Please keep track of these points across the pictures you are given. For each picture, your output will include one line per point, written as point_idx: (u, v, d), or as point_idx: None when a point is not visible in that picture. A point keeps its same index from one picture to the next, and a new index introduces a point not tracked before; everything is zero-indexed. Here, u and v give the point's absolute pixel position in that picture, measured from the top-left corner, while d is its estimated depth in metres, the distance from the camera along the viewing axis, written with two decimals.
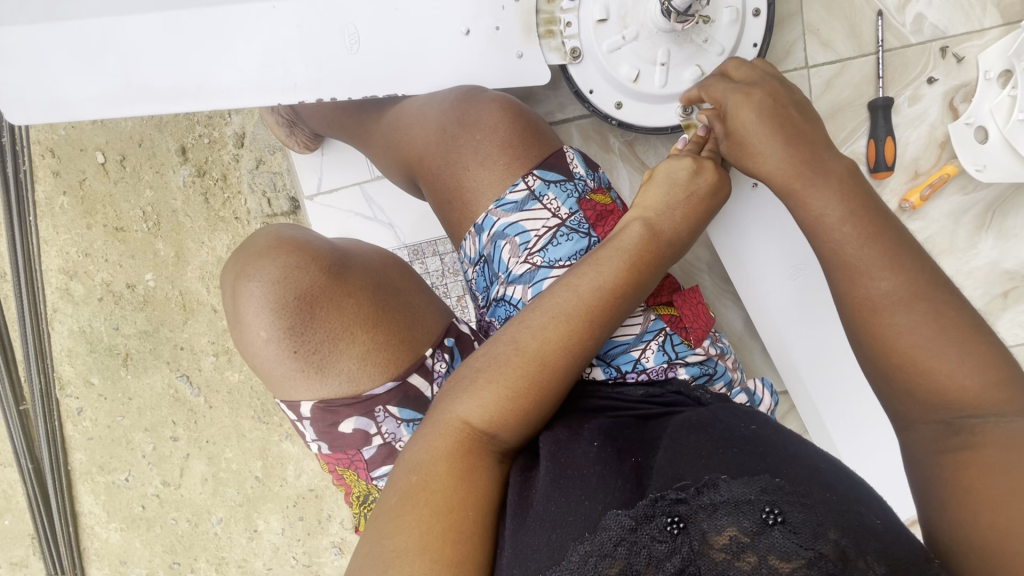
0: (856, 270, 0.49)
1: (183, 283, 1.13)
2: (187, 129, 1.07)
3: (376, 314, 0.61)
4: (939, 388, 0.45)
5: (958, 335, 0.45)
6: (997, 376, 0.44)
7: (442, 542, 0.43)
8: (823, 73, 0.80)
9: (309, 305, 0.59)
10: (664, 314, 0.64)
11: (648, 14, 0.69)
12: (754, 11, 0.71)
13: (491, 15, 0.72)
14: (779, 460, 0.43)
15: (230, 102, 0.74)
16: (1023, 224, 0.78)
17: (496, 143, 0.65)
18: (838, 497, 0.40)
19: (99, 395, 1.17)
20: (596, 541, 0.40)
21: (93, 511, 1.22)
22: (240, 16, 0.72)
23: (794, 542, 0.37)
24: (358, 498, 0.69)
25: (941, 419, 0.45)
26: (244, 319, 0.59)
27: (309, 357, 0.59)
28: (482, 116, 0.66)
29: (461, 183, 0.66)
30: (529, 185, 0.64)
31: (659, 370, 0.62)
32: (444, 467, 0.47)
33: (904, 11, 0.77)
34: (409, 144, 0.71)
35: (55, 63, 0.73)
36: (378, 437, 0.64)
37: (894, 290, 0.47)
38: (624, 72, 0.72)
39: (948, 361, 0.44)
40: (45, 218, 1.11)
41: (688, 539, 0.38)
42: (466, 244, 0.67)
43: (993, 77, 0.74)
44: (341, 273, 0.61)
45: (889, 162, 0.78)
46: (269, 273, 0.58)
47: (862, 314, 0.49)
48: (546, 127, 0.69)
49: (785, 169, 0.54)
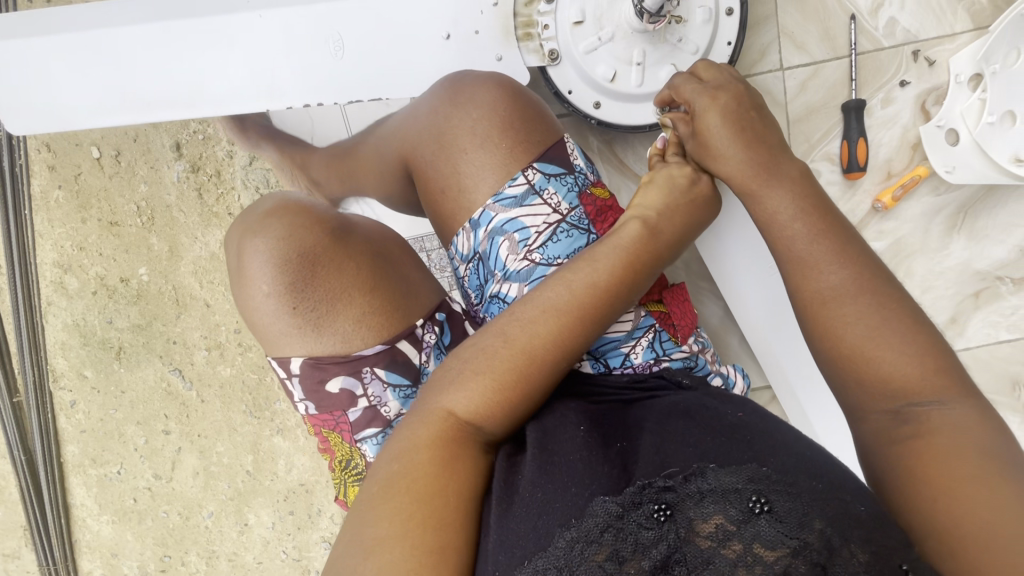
0: (805, 266, 0.50)
1: (176, 278, 1.14)
2: (182, 126, 1.09)
3: (374, 279, 0.62)
4: (884, 377, 0.47)
5: (901, 324, 0.47)
6: (935, 363, 0.46)
7: (422, 531, 0.43)
8: (798, 75, 0.81)
9: (310, 265, 0.59)
10: (653, 312, 0.65)
11: (623, 16, 0.71)
12: (727, 10, 0.73)
13: (470, 19, 0.73)
14: (766, 449, 0.45)
15: (217, 110, 0.77)
16: (994, 225, 0.80)
17: (497, 126, 0.60)
18: (823, 486, 0.42)
19: (92, 388, 1.19)
20: (583, 528, 0.41)
21: (84, 503, 1.23)
22: (228, 25, 0.73)
23: (779, 530, 0.39)
24: (341, 462, 0.68)
25: (892, 409, 0.47)
26: (246, 274, 0.60)
27: (306, 314, 0.59)
28: (478, 95, 0.61)
29: (458, 169, 0.60)
30: (529, 180, 0.59)
31: (645, 366, 0.63)
32: (426, 454, 0.47)
33: (876, 15, 0.79)
34: (404, 138, 0.67)
35: (48, 71, 0.75)
36: (364, 399, 0.63)
37: (841, 283, 0.49)
38: (601, 71, 0.74)
39: (892, 352, 0.47)
40: (40, 212, 1.12)
41: (675, 526, 0.40)
42: (459, 241, 0.62)
43: (964, 80, 0.76)
44: (342, 238, 0.62)
45: (862, 163, 0.79)
46: (275, 231, 0.59)
47: (811, 307, 0.50)
48: (550, 116, 0.64)
49: (748, 173, 0.54)
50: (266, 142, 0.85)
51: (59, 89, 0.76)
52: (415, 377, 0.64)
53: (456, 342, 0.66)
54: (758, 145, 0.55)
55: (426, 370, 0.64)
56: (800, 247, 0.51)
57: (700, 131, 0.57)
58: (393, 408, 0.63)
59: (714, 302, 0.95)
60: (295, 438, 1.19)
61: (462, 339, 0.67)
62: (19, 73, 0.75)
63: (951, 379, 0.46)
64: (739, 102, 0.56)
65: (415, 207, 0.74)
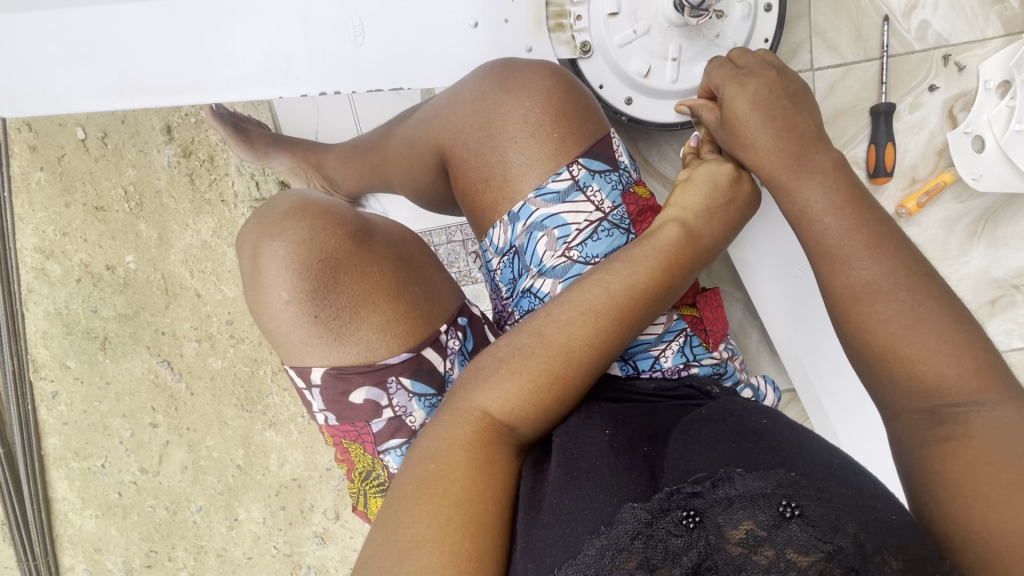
0: (837, 260, 0.49)
1: (165, 266, 1.09)
2: (173, 109, 1.04)
3: (398, 283, 0.58)
4: (918, 375, 0.44)
5: (937, 322, 0.45)
6: (975, 365, 0.43)
7: (462, 535, 0.41)
8: (827, 76, 0.80)
9: (332, 270, 0.55)
10: (686, 315, 0.62)
11: (660, 8, 0.68)
12: (766, 6, 0.71)
13: (499, 7, 0.70)
14: (795, 453, 0.42)
15: (226, 96, 0.72)
16: (1013, 234, 0.80)
17: (545, 112, 0.57)
18: (855, 492, 0.39)
19: (76, 379, 1.14)
20: (612, 535, 0.39)
21: (67, 497, 1.18)
22: (241, 6, 0.70)
23: (812, 535, 0.36)
24: (360, 472, 0.66)
25: (924, 408, 0.44)
26: (264, 279, 0.56)
27: (329, 323, 0.56)
28: (531, 81, 0.58)
29: (504, 159, 0.57)
30: (573, 175, 0.56)
31: (675, 370, 0.60)
32: (463, 457, 0.45)
33: (909, 18, 0.78)
34: (441, 126, 0.62)
35: (39, 50, 0.70)
36: (388, 410, 0.59)
37: (875, 279, 0.47)
38: (635, 66, 0.71)
39: (926, 350, 0.44)
40: (20, 194, 1.07)
41: (704, 533, 0.38)
42: (494, 233, 0.59)
43: (993, 87, 0.75)
44: (365, 240, 0.58)
45: (889, 168, 0.78)
46: (295, 233, 0.56)
47: (843, 304, 0.48)
48: (596, 105, 0.60)
49: (778, 164, 0.52)
50: (276, 150, 0.89)
51: (50, 77, 0.72)
52: (441, 385, 0.61)
53: (479, 348, 0.64)
54: (791, 134, 0.52)
55: (452, 377, 0.61)
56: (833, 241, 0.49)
57: (729, 119, 0.55)
58: (418, 419, 0.61)
59: (738, 302, 0.94)
60: (289, 433, 1.16)
61: (484, 344, 0.65)
62: (8, 50, 0.70)
63: (992, 378, 0.43)
64: (771, 89, 0.54)
65: (446, 200, 0.70)
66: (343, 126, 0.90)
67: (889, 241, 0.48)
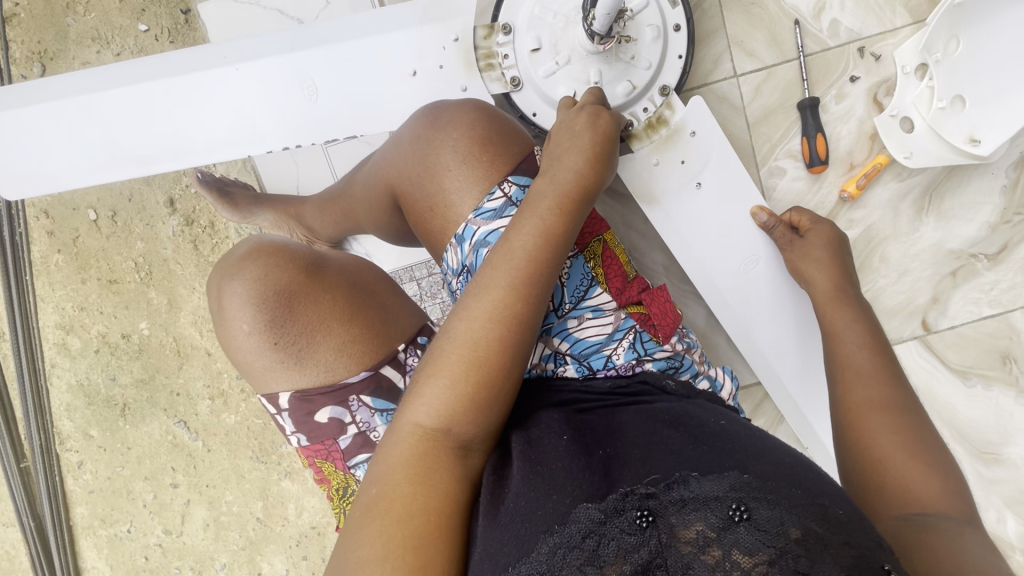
0: (854, 378, 0.63)
1: (176, 329, 1.16)
2: (174, 183, 1.13)
3: (352, 307, 0.63)
4: (903, 484, 0.53)
5: (916, 451, 0.55)
6: (948, 490, 0.52)
7: (403, 549, 0.43)
8: (751, 80, 0.86)
9: (288, 301, 0.61)
10: (634, 313, 0.65)
11: (576, 40, 0.75)
12: (675, 27, 0.78)
13: (434, 55, 0.77)
14: (747, 456, 0.45)
15: (204, 158, 0.81)
16: (959, 205, 0.85)
17: (473, 142, 0.62)
18: (805, 492, 0.42)
19: (99, 447, 1.19)
20: (565, 533, 0.42)
21: (96, 565, 1.22)
22: (204, 80, 0.78)
23: (757, 537, 0.39)
24: (337, 491, 0.70)
25: (901, 511, 0.51)
26: (228, 314, 0.62)
27: (288, 348, 0.61)
28: (458, 117, 0.64)
29: (442, 187, 0.63)
30: (506, 193, 0.61)
31: (628, 366, 0.62)
32: (403, 476, 0.47)
33: (819, 18, 0.84)
34: (388, 167, 0.69)
35: (45, 140, 0.80)
36: (352, 426, 0.65)
37: (875, 399, 0.60)
38: (561, 93, 0.77)
39: (908, 470, 0.53)
40: (41, 276, 1.16)
41: (657, 532, 0.40)
42: (448, 256, 0.63)
43: (911, 70, 0.81)
44: (317, 271, 0.63)
45: (822, 157, 0.84)
46: (251, 272, 0.61)
47: (847, 410, 0.61)
48: (522, 131, 0.66)
49: (828, 294, 0.72)
50: (260, 208, 0.96)
51: (53, 163, 0.81)
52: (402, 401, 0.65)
53: None
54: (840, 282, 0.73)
55: None
56: (859, 358, 0.64)
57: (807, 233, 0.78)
58: (381, 433, 0.65)
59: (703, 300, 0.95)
60: (305, 481, 1.19)
61: None
62: (16, 143, 0.80)
63: (958, 503, 0.51)
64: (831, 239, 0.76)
65: (408, 234, 0.76)
66: (322, 174, 0.99)
67: (884, 367, 0.63)
